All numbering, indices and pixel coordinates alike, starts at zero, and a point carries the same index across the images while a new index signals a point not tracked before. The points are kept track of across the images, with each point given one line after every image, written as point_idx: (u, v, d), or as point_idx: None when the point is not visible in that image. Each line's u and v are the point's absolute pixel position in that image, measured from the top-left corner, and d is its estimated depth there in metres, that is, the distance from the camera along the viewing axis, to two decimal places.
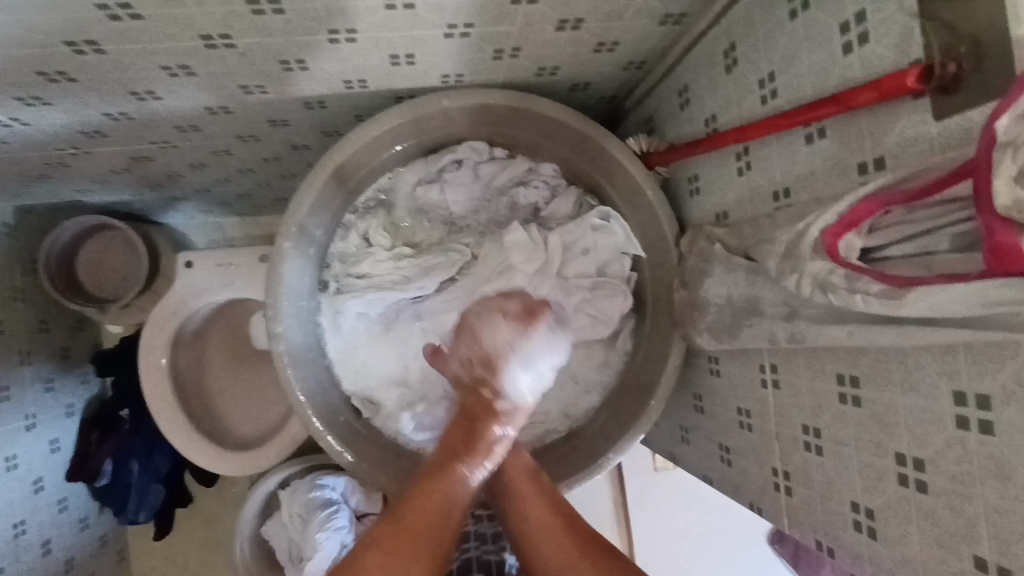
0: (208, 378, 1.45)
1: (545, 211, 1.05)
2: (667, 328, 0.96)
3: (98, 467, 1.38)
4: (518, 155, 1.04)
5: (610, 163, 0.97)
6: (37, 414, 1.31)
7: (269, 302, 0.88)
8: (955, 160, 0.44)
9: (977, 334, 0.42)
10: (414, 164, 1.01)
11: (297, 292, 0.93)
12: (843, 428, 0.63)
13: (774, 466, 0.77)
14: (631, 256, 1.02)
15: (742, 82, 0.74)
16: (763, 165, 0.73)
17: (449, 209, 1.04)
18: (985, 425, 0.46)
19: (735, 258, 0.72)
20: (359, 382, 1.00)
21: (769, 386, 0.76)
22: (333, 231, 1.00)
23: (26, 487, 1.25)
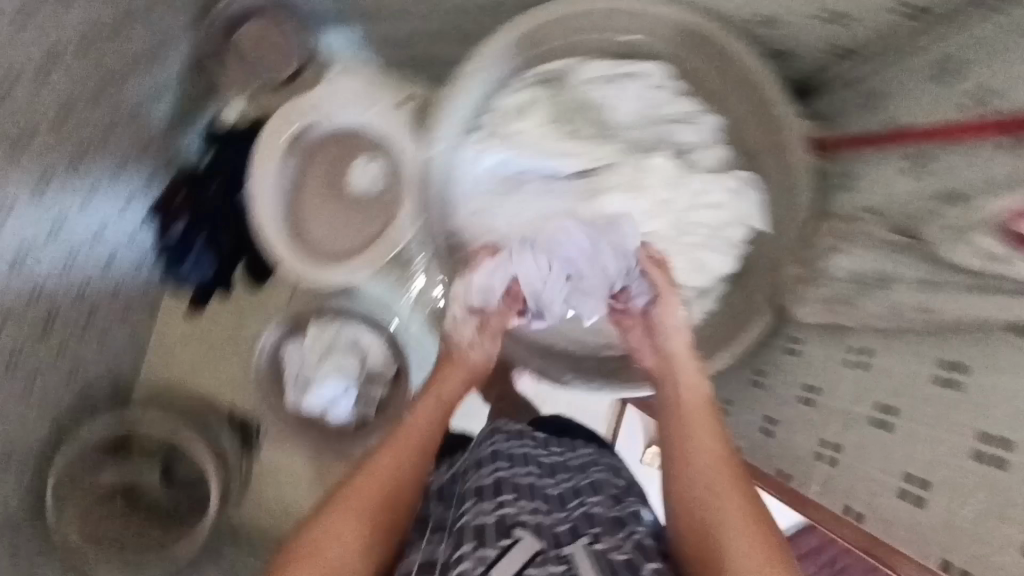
0: (305, 187, 1.48)
1: (689, 154, 1.03)
2: (762, 299, 1.00)
3: (174, 222, 1.47)
4: (693, 96, 1.05)
5: (774, 133, 1.00)
6: (140, 148, 1.39)
7: (446, 100, 0.99)
8: None
9: None
10: (598, 59, 1.03)
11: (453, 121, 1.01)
12: (923, 410, 0.68)
13: (823, 437, 0.82)
14: (751, 228, 1.04)
15: (942, 88, 0.74)
16: (931, 168, 0.73)
17: (608, 114, 1.02)
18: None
19: (887, 236, 0.77)
20: (472, 222, 1.05)
21: (853, 366, 0.80)
22: (502, 84, 1.03)
23: (119, 203, 1.37)
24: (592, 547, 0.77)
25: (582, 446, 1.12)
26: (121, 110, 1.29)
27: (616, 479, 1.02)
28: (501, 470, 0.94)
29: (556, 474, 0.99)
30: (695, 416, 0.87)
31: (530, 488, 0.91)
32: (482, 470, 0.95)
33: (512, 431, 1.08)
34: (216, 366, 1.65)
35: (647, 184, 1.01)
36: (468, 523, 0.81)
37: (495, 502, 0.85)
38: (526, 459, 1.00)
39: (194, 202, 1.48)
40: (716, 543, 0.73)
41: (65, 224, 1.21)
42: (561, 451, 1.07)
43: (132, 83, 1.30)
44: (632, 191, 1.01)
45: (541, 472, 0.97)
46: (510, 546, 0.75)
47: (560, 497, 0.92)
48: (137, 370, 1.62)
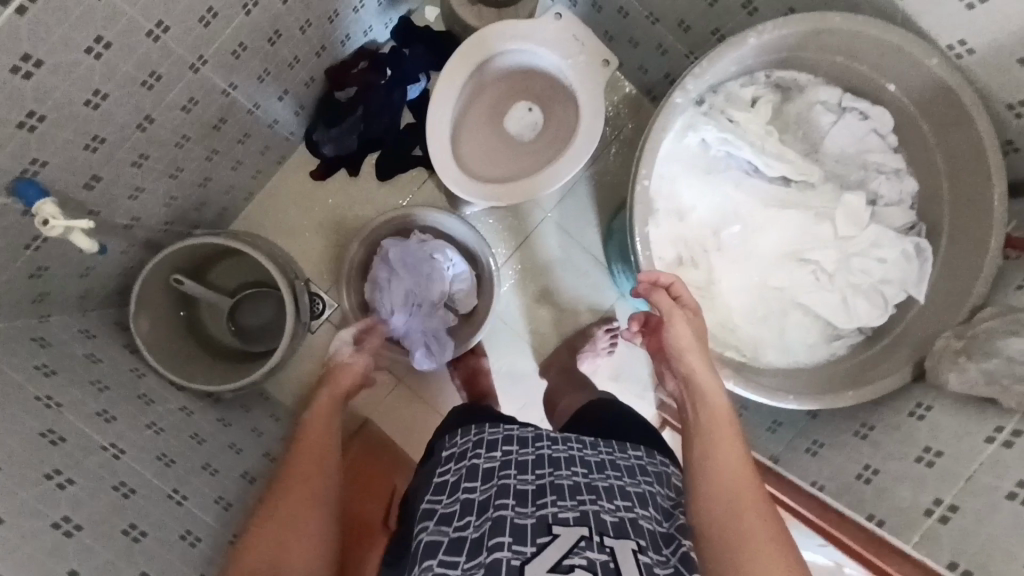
0: (473, 108, 1.54)
1: (880, 206, 1.08)
2: (898, 362, 1.02)
3: (349, 83, 1.53)
4: (899, 154, 1.10)
5: (966, 218, 1.02)
6: (363, 8, 1.41)
7: (698, 67, 0.99)
8: None
9: None
10: (833, 88, 1.08)
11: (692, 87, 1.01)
12: None
13: (938, 497, 0.84)
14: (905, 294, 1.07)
15: None
16: None
17: (822, 140, 1.08)
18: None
19: None
20: (660, 188, 1.08)
21: (995, 443, 0.83)
22: (740, 73, 1.07)
23: (314, 47, 1.34)
24: (643, 555, 0.63)
25: (632, 448, 0.89)
26: None
27: (667, 489, 0.82)
28: (511, 479, 0.75)
29: (606, 471, 0.79)
30: (718, 429, 0.82)
31: (570, 485, 0.73)
32: (500, 453, 0.82)
33: (535, 437, 0.86)
34: (307, 234, 1.65)
35: (835, 213, 1.06)
36: (489, 516, 0.68)
37: (499, 506, 0.69)
38: (564, 461, 0.79)
39: (369, 79, 1.53)
40: (737, 557, 0.67)
41: (278, 40, 1.19)
42: (609, 449, 0.86)
43: None
44: (821, 214, 1.06)
45: (586, 469, 0.78)
46: (547, 545, 0.63)
47: (608, 489, 0.74)
48: (239, 207, 1.61)
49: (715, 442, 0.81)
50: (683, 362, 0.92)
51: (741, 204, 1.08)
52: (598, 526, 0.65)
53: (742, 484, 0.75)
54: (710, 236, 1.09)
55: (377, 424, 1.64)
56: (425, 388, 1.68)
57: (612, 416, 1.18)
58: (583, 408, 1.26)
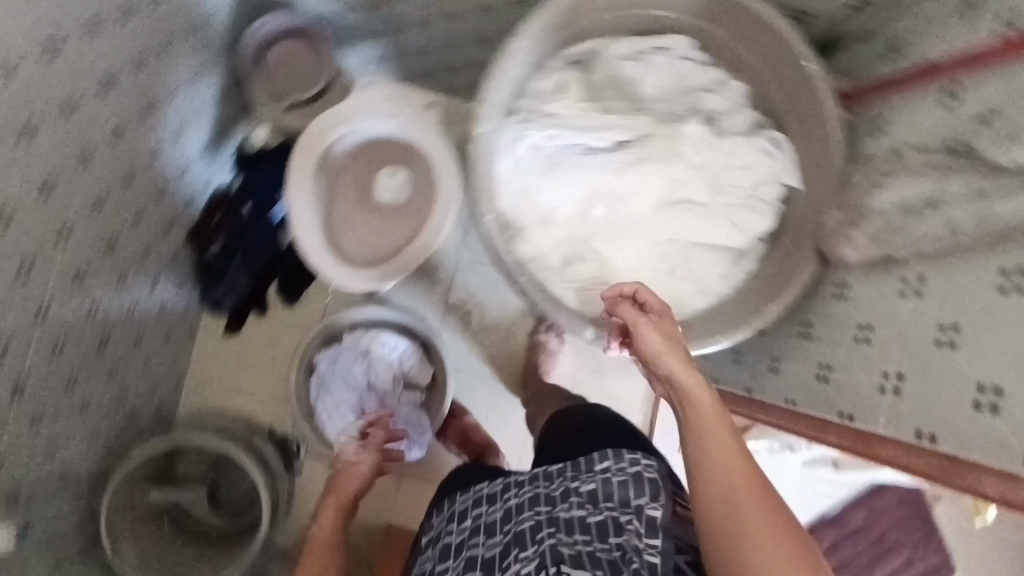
0: (335, 199, 1.49)
1: (721, 121, 1.09)
2: (802, 253, 1.02)
3: (213, 238, 1.52)
4: (716, 66, 1.10)
5: (797, 95, 1.04)
6: (189, 168, 1.41)
7: (485, 87, 1.02)
8: None
9: None
10: (625, 39, 1.09)
11: (493, 109, 1.03)
12: (989, 320, 0.69)
13: (884, 369, 0.83)
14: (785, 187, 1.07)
15: (975, 22, 0.80)
16: (975, 96, 0.78)
17: (639, 89, 1.09)
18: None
19: (925, 166, 0.79)
20: (515, 203, 1.06)
21: (908, 296, 0.82)
22: (536, 69, 1.08)
23: (159, 226, 1.34)
24: None
25: (598, 461, 0.86)
26: (177, 130, 1.32)
27: (639, 495, 0.79)
28: (478, 547, 0.81)
29: (569, 499, 0.80)
30: (710, 429, 0.72)
31: (529, 530, 0.77)
32: (470, 522, 0.87)
33: (503, 488, 0.90)
34: (252, 386, 1.65)
35: (680, 150, 1.06)
36: None
37: None
38: (528, 505, 0.83)
39: (230, 223, 1.52)
40: None
41: (117, 244, 1.19)
42: (575, 473, 0.85)
43: (189, 106, 1.33)
44: (668, 156, 1.06)
45: (547, 506, 0.80)
46: None
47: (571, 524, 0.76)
48: (175, 395, 1.61)
49: (709, 447, 0.71)
50: (660, 368, 0.80)
51: (595, 180, 1.06)
52: (552, 561, 0.70)
53: (748, 490, 0.66)
54: (586, 223, 1.07)
55: (398, 523, 1.65)
56: (425, 469, 1.67)
57: (584, 419, 1.16)
58: (555, 419, 1.24)
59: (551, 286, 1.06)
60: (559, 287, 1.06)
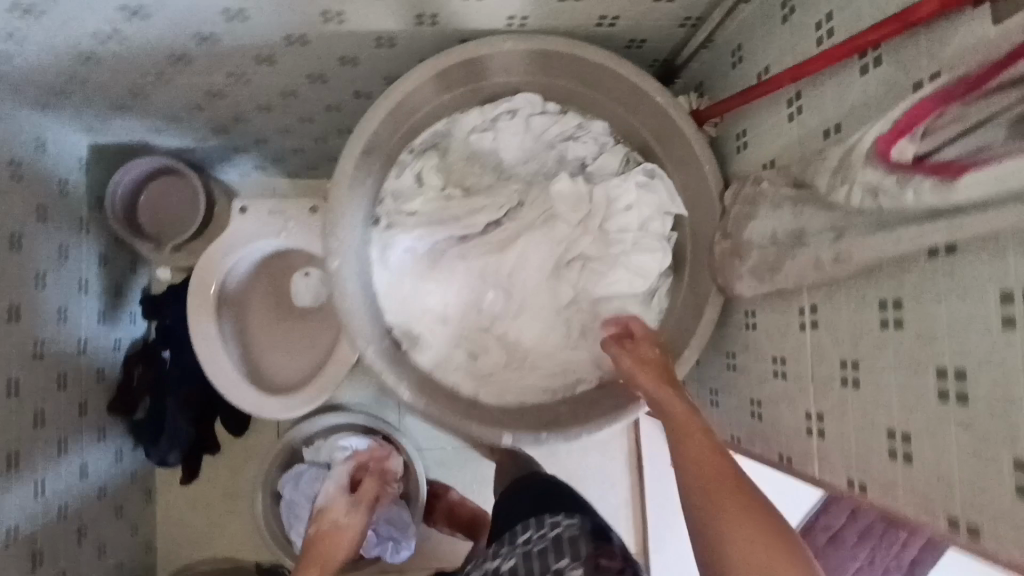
0: (250, 326, 1.47)
1: (592, 166, 1.04)
2: (706, 283, 0.97)
3: (138, 399, 1.48)
4: (570, 111, 1.04)
5: (658, 124, 1.00)
6: (87, 341, 1.36)
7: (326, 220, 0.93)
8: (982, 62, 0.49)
9: (1003, 217, 0.45)
10: (470, 112, 1.02)
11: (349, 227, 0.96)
12: (883, 357, 0.64)
13: (807, 409, 0.77)
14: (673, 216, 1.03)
15: (800, 29, 0.76)
16: (816, 108, 0.73)
17: (501, 157, 1.04)
18: (1008, 319, 0.49)
19: (782, 194, 0.73)
20: (401, 313, 1.00)
21: (809, 327, 0.76)
22: (387, 168, 1.02)
23: (73, 409, 1.30)
24: None
25: (520, 533, 0.94)
26: (60, 312, 1.26)
27: (558, 559, 0.85)
28: None
29: None
30: (689, 434, 0.74)
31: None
32: None
33: None
34: (226, 526, 1.61)
35: (557, 211, 1.01)
36: None
37: None
38: None
39: (152, 373, 1.50)
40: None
41: (21, 456, 1.13)
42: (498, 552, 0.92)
43: (65, 283, 1.28)
44: (545, 223, 1.01)
45: None
46: None
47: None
48: (149, 559, 1.55)
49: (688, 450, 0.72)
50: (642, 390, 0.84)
51: (478, 268, 1.01)
52: None
53: (720, 483, 0.66)
54: (481, 312, 1.02)
55: None
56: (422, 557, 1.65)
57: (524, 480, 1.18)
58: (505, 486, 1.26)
59: (462, 387, 1.00)
60: (472, 387, 1.00)
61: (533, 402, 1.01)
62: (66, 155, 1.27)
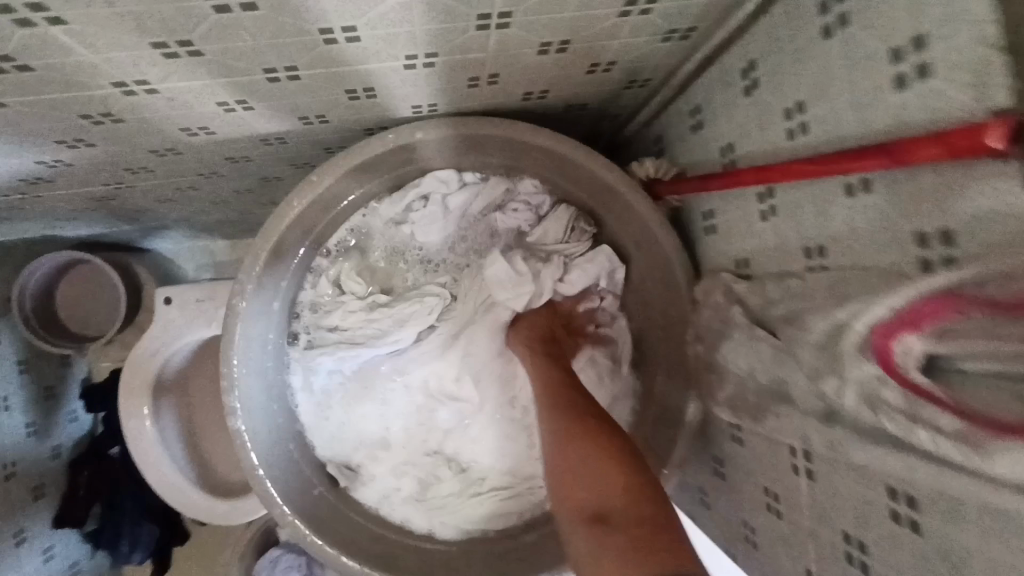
0: (195, 419, 1.33)
1: (530, 237, 0.90)
2: (678, 384, 0.82)
3: (87, 509, 1.32)
4: (492, 175, 0.89)
5: (613, 197, 0.84)
6: (17, 462, 1.22)
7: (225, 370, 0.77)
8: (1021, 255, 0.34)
9: None
10: (381, 199, 0.88)
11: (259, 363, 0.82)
12: (895, 552, 0.51)
13: (807, 567, 0.64)
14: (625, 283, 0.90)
15: (767, 111, 0.60)
16: (794, 216, 0.58)
17: (424, 247, 0.91)
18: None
19: (758, 326, 0.59)
20: (338, 445, 0.89)
21: (802, 474, 0.63)
22: (300, 278, 0.87)
23: (8, 541, 1.17)
24: None
25: None
26: None
27: None
28: None
29: None
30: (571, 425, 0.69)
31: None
32: None
33: None
34: None
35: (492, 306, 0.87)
36: None
37: None
38: None
39: (103, 478, 1.35)
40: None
41: None
42: None
43: None
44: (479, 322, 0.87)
45: None
46: None
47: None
48: None
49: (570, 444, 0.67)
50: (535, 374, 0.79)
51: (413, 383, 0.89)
52: None
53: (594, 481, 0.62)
54: (425, 431, 0.90)
55: None
56: None
57: None
58: None
59: (412, 523, 0.87)
60: (423, 524, 0.87)
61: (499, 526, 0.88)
62: None
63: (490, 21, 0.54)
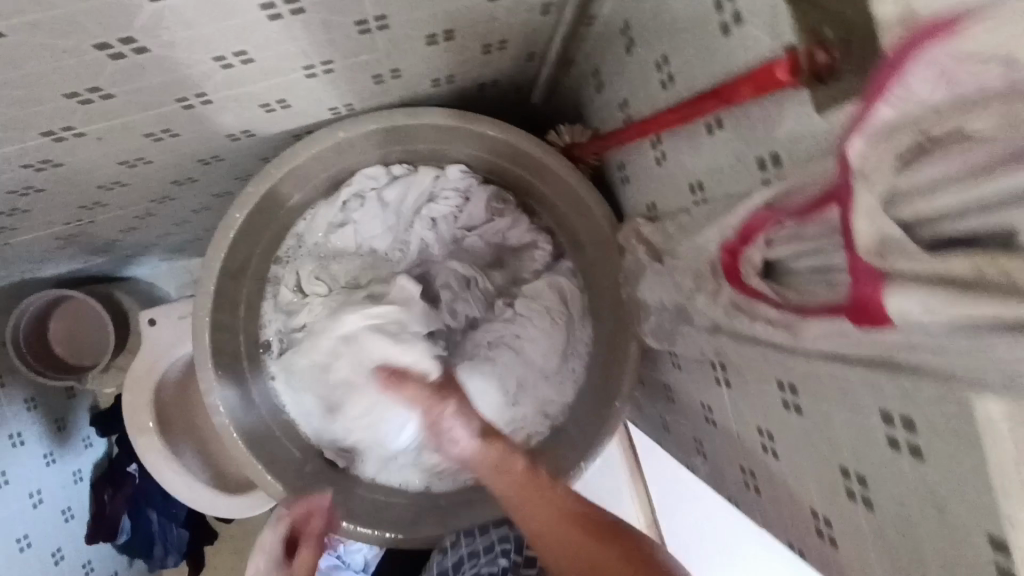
0: (202, 426, 1.42)
1: (460, 220, 0.97)
2: (622, 325, 0.89)
3: (118, 523, 1.42)
4: (420, 166, 0.95)
5: (536, 162, 0.90)
6: (42, 490, 1.31)
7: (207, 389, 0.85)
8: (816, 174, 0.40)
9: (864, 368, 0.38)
10: (319, 209, 0.95)
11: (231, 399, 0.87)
12: (791, 435, 0.59)
13: (741, 464, 0.73)
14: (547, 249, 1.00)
15: (643, 65, 0.66)
16: (677, 157, 0.65)
17: (371, 245, 0.97)
18: (891, 441, 0.44)
19: (659, 262, 0.66)
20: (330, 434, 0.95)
21: (723, 384, 0.71)
22: (262, 289, 0.95)
23: (46, 560, 1.28)
24: None
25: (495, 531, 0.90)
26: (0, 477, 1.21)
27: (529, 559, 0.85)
28: None
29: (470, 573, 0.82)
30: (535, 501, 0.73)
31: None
32: None
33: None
34: None
35: (401, 335, 0.89)
36: None
37: None
38: None
39: (126, 495, 1.44)
40: None
41: None
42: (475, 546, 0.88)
43: None
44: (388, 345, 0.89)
45: None
46: None
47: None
48: None
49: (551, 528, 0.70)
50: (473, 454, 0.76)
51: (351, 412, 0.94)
52: None
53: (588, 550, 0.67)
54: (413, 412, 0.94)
55: None
56: None
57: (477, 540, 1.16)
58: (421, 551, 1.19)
59: (410, 484, 0.96)
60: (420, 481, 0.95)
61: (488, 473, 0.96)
62: None
63: (370, 24, 0.60)
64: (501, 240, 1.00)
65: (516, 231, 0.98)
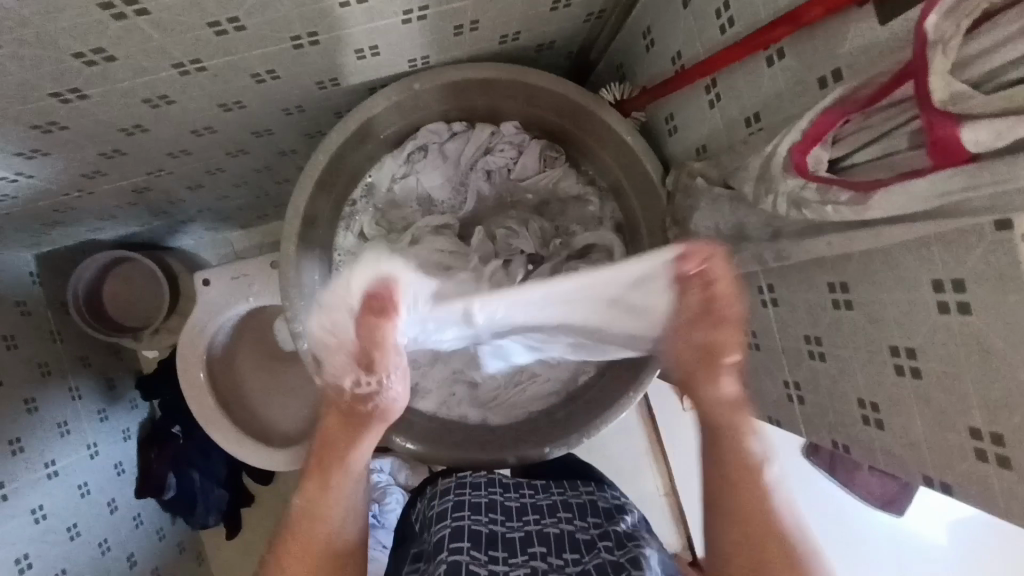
0: (246, 387, 1.47)
1: (515, 171, 1.04)
2: None
3: (163, 481, 1.45)
4: (477, 124, 1.03)
5: (588, 117, 0.97)
6: (97, 443, 1.37)
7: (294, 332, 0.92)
8: (883, 73, 0.48)
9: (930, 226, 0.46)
10: (384, 162, 1.03)
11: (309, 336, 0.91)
12: (840, 333, 0.66)
13: (784, 379, 0.80)
14: (591, 202, 1.07)
15: (701, 14, 0.74)
16: (733, 94, 0.73)
17: (430, 196, 1.04)
18: (942, 305, 0.52)
19: (717, 189, 0.74)
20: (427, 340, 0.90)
21: (769, 305, 0.78)
22: (335, 223, 1.02)
23: (102, 509, 1.33)
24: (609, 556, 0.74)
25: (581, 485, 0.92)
26: (62, 426, 1.26)
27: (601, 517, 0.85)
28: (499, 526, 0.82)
29: (557, 513, 0.85)
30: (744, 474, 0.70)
31: (520, 539, 0.79)
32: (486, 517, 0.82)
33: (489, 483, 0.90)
34: None
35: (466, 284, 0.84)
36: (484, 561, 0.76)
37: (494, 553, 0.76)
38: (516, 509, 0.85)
39: (171, 454, 1.47)
40: None
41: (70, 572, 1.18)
42: (560, 489, 0.91)
43: (55, 399, 1.26)
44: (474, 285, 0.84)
45: (539, 515, 0.84)
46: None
47: (559, 536, 0.80)
48: None
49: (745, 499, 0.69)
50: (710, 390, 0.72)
51: (353, 347, 0.72)
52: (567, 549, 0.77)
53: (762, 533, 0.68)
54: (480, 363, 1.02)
55: None
56: None
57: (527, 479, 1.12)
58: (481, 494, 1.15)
59: (468, 418, 1.03)
60: (478, 414, 1.03)
61: (542, 407, 1.04)
62: (16, 277, 1.24)
63: None
64: (551, 191, 1.06)
65: (566, 183, 1.06)
